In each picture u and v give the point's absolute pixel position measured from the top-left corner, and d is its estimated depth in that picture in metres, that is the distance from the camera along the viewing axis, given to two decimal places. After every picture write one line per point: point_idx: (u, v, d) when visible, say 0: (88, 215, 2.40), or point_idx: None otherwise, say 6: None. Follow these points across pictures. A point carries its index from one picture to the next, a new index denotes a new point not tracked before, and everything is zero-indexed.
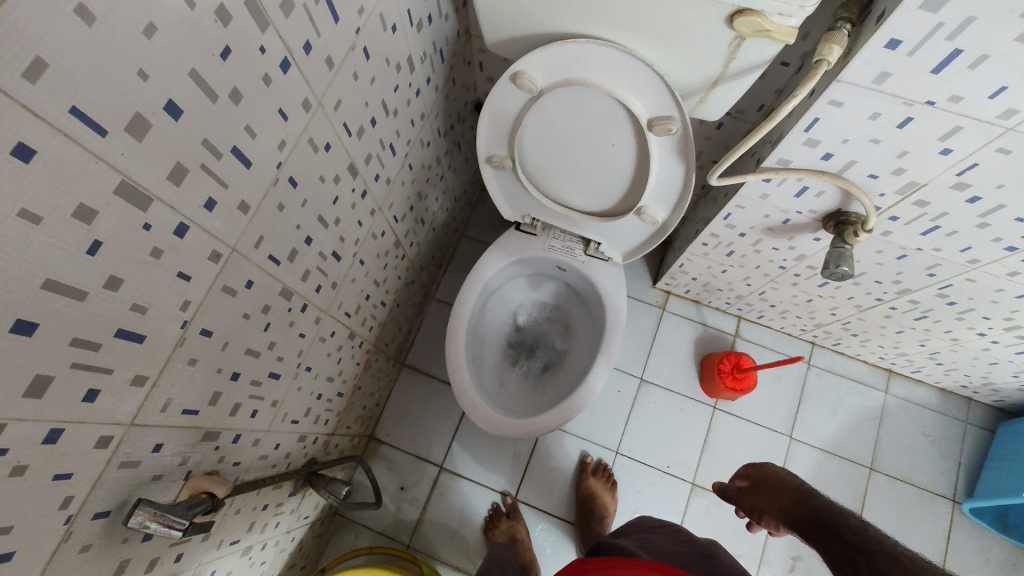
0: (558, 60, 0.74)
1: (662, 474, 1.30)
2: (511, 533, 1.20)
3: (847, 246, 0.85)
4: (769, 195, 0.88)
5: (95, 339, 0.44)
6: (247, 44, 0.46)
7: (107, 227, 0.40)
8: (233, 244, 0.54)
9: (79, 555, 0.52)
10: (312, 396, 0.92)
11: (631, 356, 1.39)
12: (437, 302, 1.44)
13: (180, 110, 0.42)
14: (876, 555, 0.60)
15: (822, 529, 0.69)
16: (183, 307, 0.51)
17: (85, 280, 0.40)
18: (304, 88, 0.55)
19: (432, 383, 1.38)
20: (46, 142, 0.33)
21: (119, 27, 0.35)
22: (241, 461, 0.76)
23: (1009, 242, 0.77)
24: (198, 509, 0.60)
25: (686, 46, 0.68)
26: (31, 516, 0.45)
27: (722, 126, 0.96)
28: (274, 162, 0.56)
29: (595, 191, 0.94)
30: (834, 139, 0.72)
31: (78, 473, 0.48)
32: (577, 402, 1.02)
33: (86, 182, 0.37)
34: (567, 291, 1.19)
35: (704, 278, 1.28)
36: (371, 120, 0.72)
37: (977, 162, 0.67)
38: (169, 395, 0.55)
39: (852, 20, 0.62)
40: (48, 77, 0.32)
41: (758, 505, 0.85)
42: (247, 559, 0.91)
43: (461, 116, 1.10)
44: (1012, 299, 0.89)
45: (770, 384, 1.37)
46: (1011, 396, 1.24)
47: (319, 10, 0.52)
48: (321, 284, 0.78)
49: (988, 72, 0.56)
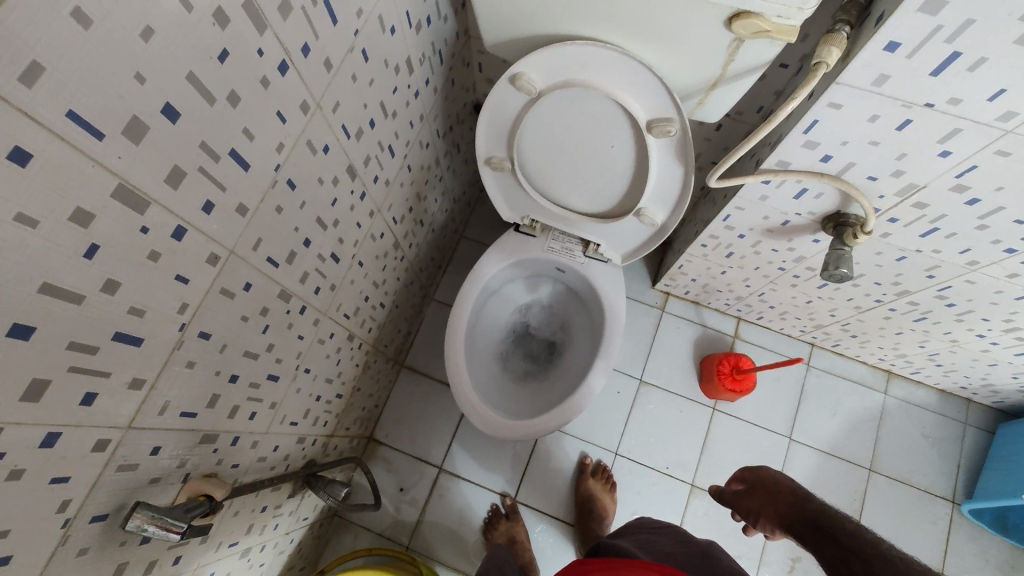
0: (557, 62, 0.74)
1: (662, 475, 1.30)
2: (510, 534, 1.21)
3: (847, 248, 0.85)
4: (768, 197, 0.88)
5: (92, 343, 0.44)
6: (245, 47, 0.45)
7: (105, 231, 0.40)
8: (231, 246, 0.54)
9: (77, 558, 0.52)
10: (311, 397, 0.92)
11: (631, 357, 1.39)
12: (437, 303, 1.44)
13: (178, 113, 0.42)
14: (872, 557, 0.59)
15: (818, 533, 0.69)
16: (181, 310, 0.51)
17: (83, 284, 0.40)
18: (303, 90, 0.55)
19: (431, 384, 1.38)
20: (42, 146, 0.33)
21: (116, 29, 0.34)
22: (239, 463, 0.76)
23: (1008, 243, 0.77)
24: (196, 512, 0.60)
25: (685, 47, 0.67)
26: (27, 520, 0.45)
27: (721, 127, 0.96)
28: (273, 164, 0.56)
29: (594, 192, 0.94)
30: (834, 141, 0.72)
31: (75, 477, 0.48)
32: (576, 403, 1.02)
33: (84, 185, 0.37)
34: (567, 292, 1.19)
35: (703, 279, 1.28)
36: (370, 122, 0.72)
37: (976, 164, 0.67)
38: (167, 398, 0.55)
39: (851, 21, 0.62)
40: (44, 81, 0.32)
41: (754, 508, 0.85)
42: (246, 560, 0.92)
43: (461, 117, 1.10)
44: (1012, 300, 0.89)
45: (769, 385, 1.37)
46: (1011, 397, 1.24)
47: (317, 11, 0.52)
48: (320, 285, 0.78)
49: (987, 75, 0.56)
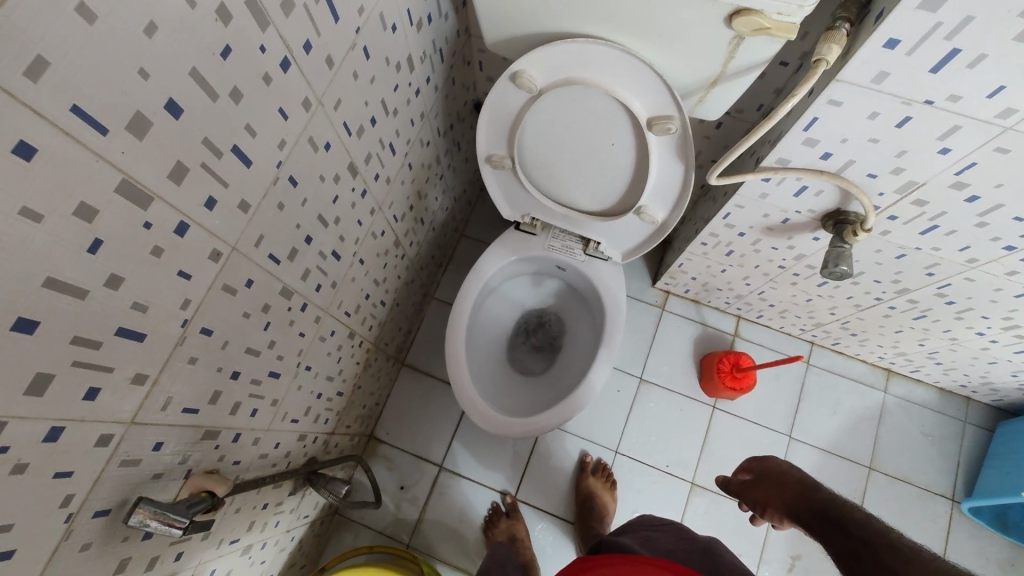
0: (557, 60, 0.74)
1: (662, 474, 1.30)
2: (511, 532, 1.20)
3: (847, 245, 0.85)
4: (768, 194, 0.88)
5: (95, 338, 0.44)
6: (246, 43, 0.46)
7: (108, 226, 0.40)
8: (233, 243, 0.54)
9: (79, 554, 0.52)
10: (312, 395, 0.92)
11: (631, 355, 1.39)
12: (437, 302, 1.44)
13: (180, 109, 0.42)
14: (880, 548, 0.59)
15: (826, 522, 0.69)
16: (183, 306, 0.51)
17: (86, 279, 0.40)
18: (304, 87, 0.55)
19: (431, 383, 1.38)
20: (47, 141, 0.33)
21: (119, 26, 0.35)
22: (241, 460, 0.76)
23: (1008, 241, 0.77)
24: (198, 508, 0.60)
25: (686, 45, 0.68)
26: (30, 515, 0.45)
27: (721, 125, 0.96)
28: (274, 161, 0.56)
29: (595, 190, 0.94)
30: (833, 138, 0.72)
31: (78, 471, 0.48)
32: (577, 401, 1.02)
33: (87, 181, 0.37)
34: (568, 289, 1.19)
35: (703, 277, 1.28)
36: (371, 120, 0.72)
37: (975, 161, 0.67)
38: (169, 393, 0.55)
39: (851, 19, 0.62)
40: (49, 77, 0.32)
41: (761, 499, 0.85)
42: (247, 558, 0.92)
43: (461, 116, 1.10)
44: (1011, 298, 0.90)
45: (769, 384, 1.37)
46: (1010, 395, 1.24)
47: (319, 9, 0.52)
48: (321, 283, 0.78)
49: (986, 72, 0.56)
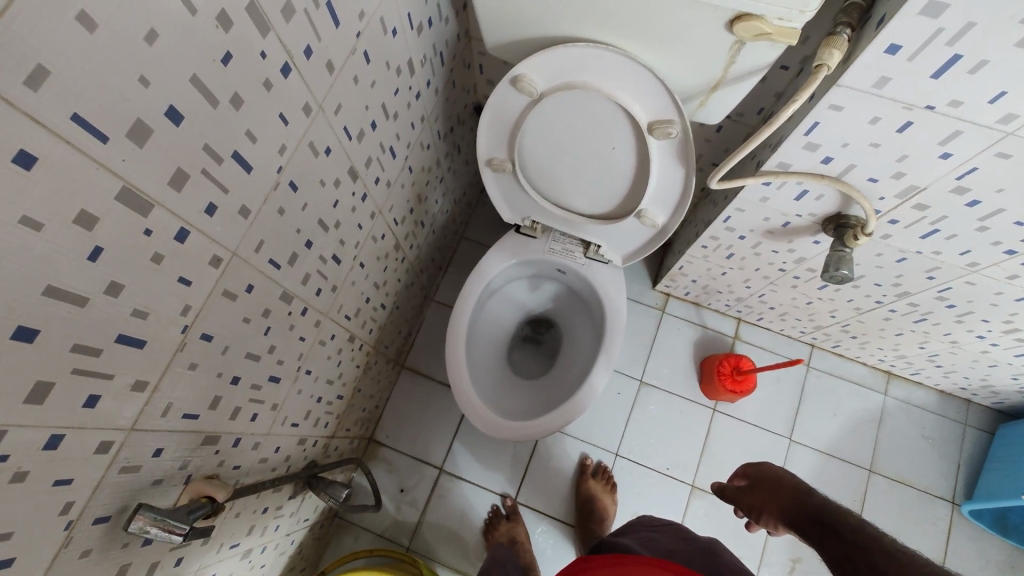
0: (559, 64, 0.74)
1: (663, 477, 1.30)
2: (511, 535, 1.20)
3: (847, 250, 0.85)
4: (769, 198, 0.88)
5: (95, 345, 0.43)
6: (247, 48, 0.45)
7: (108, 234, 0.40)
8: (233, 248, 0.54)
9: (79, 560, 0.52)
10: (312, 399, 0.91)
11: (631, 357, 1.39)
12: (437, 304, 1.44)
13: (180, 115, 0.42)
14: (875, 551, 0.59)
15: (821, 527, 0.69)
16: (183, 311, 0.51)
17: (86, 286, 0.40)
18: (304, 92, 0.55)
19: (431, 385, 1.38)
20: (47, 149, 0.33)
21: (119, 31, 0.34)
22: (241, 465, 0.75)
23: (1009, 245, 0.77)
24: (198, 513, 0.60)
25: (686, 47, 0.67)
26: (30, 523, 0.45)
27: (722, 128, 0.96)
28: (274, 166, 0.56)
29: (596, 195, 0.94)
30: (834, 142, 0.72)
31: (79, 478, 0.48)
32: (578, 403, 1.01)
33: (88, 189, 0.37)
34: (567, 292, 1.19)
35: (703, 280, 1.28)
36: (371, 123, 0.72)
37: (976, 166, 0.67)
38: (170, 399, 0.55)
39: (852, 24, 0.62)
40: (48, 84, 0.32)
41: (755, 504, 0.84)
42: (247, 562, 0.91)
43: (461, 119, 1.10)
44: (1012, 302, 0.90)
45: (770, 386, 1.37)
46: (1010, 398, 1.24)
47: (319, 14, 0.52)
48: (321, 287, 0.77)
49: (988, 77, 0.56)
